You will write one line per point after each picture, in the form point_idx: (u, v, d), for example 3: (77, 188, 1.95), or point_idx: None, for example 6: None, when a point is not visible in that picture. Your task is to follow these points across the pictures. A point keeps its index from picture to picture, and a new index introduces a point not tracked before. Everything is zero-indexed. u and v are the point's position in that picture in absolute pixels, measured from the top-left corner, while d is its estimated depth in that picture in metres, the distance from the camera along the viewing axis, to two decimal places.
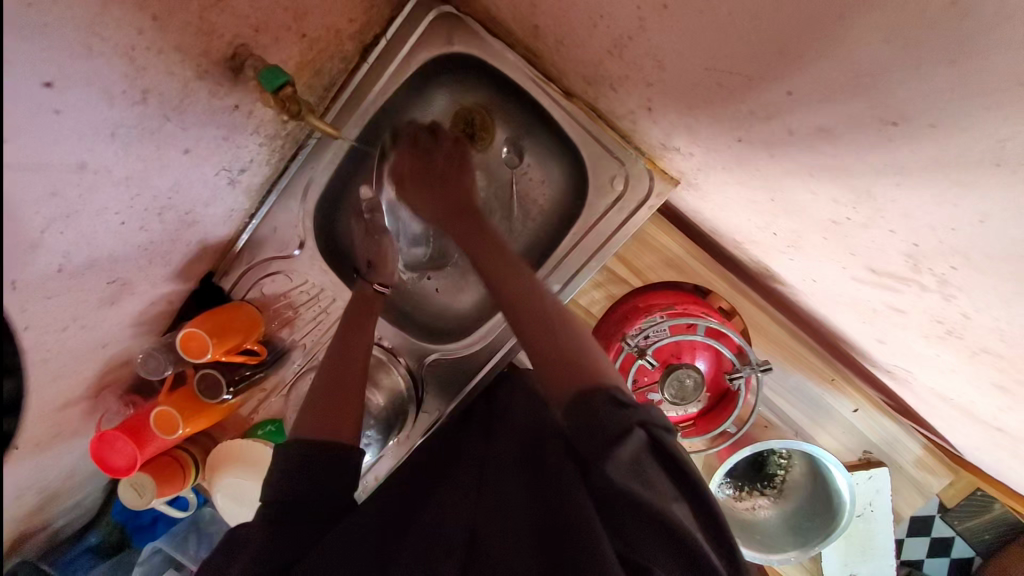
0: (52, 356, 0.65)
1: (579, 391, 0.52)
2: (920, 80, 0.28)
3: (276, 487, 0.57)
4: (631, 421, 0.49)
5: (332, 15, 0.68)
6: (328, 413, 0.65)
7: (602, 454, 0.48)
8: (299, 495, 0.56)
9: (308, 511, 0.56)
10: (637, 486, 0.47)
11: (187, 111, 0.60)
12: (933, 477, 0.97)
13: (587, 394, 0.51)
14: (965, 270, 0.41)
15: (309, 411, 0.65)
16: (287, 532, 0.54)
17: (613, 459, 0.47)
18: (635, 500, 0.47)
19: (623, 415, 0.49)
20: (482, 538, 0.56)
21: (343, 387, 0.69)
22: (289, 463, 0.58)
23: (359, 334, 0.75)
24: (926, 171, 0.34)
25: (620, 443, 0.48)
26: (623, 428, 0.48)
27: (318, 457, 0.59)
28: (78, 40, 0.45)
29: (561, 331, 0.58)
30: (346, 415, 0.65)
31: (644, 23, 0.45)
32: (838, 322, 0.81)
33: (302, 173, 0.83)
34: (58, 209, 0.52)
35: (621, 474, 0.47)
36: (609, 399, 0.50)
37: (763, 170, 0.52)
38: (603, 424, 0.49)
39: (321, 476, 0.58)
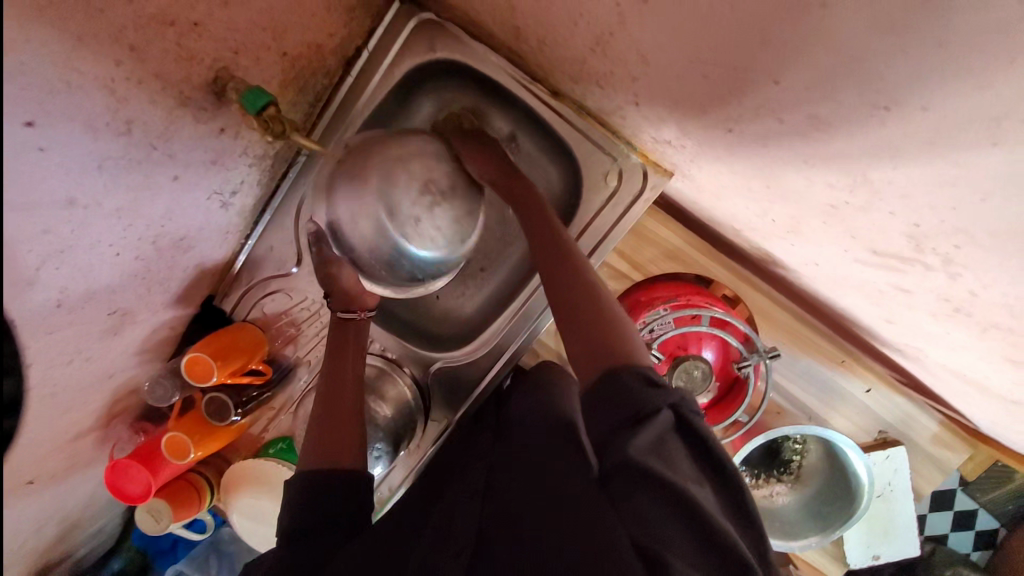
0: (58, 390, 0.65)
1: (612, 370, 0.54)
2: (907, 61, 0.28)
3: (289, 518, 0.59)
4: (660, 401, 0.51)
5: (313, 30, 0.68)
6: (328, 442, 0.67)
7: (627, 430, 0.50)
8: (310, 524, 0.58)
9: (321, 538, 0.58)
10: (660, 463, 0.48)
11: (173, 138, 0.60)
12: (952, 453, 0.95)
13: (621, 370, 0.54)
14: (969, 247, 0.40)
15: (311, 442, 0.67)
16: (301, 560, 0.56)
17: (638, 435, 0.49)
18: (656, 479, 0.47)
19: (655, 394, 0.52)
20: (491, 535, 0.53)
21: (341, 417, 0.70)
22: (301, 494, 0.60)
23: (349, 360, 0.76)
24: (922, 152, 0.33)
25: (645, 423, 0.50)
26: (654, 408, 0.51)
27: (323, 485, 0.61)
28: (56, 78, 0.44)
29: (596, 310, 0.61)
30: (346, 442, 0.67)
31: (623, 19, 0.44)
32: (845, 304, 0.80)
33: (295, 190, 0.83)
34: (52, 246, 0.52)
35: (644, 448, 0.49)
36: (642, 379, 0.53)
37: (756, 158, 0.51)
38: (633, 400, 0.51)
39: (330, 502, 0.60)
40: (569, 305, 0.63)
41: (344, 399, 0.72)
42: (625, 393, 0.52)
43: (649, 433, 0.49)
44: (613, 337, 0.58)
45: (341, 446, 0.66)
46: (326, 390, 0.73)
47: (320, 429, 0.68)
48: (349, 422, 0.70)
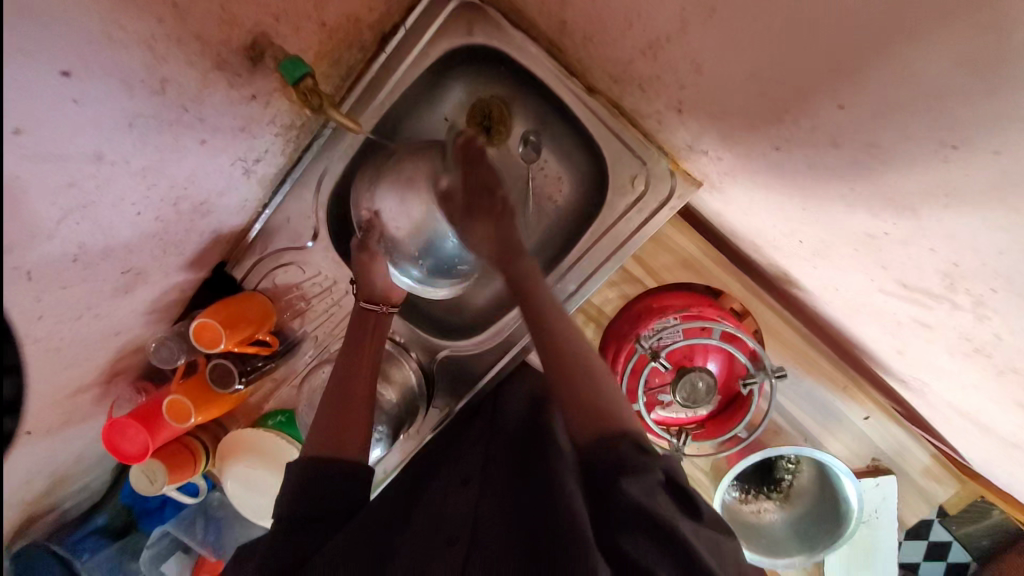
0: (66, 344, 0.64)
1: (605, 439, 0.54)
2: (988, 103, 0.27)
3: (286, 502, 0.60)
4: (651, 464, 0.52)
5: (354, 3, 0.66)
6: (336, 426, 0.68)
7: (622, 477, 0.51)
8: (313, 507, 0.60)
9: (323, 517, 0.60)
10: (655, 509, 0.50)
11: (205, 102, 0.59)
12: (942, 488, 0.97)
13: (610, 439, 0.53)
14: (1004, 292, 0.40)
15: (317, 429, 0.68)
16: (301, 536, 0.58)
17: (629, 482, 0.51)
18: (653, 523, 0.49)
19: (646, 462, 0.52)
20: (483, 536, 0.57)
21: (347, 400, 0.70)
22: (298, 481, 0.61)
23: (369, 344, 0.76)
24: (980, 196, 0.33)
25: (635, 477, 0.51)
26: (643, 467, 0.52)
27: (327, 472, 0.62)
28: (98, 28, 0.43)
29: (580, 378, 0.57)
30: (355, 428, 0.68)
31: (685, 25, 0.43)
32: (857, 331, 0.80)
33: (318, 163, 0.82)
34: (74, 200, 0.51)
35: (637, 494, 0.50)
36: (632, 446, 0.53)
37: (798, 181, 0.50)
38: (621, 464, 0.52)
39: (333, 486, 0.62)
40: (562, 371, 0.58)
41: (357, 387, 0.72)
42: (614, 457, 0.52)
43: (642, 485, 0.51)
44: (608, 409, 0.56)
45: (348, 432, 0.68)
46: (342, 373, 0.73)
47: (330, 411, 0.69)
48: (359, 406, 0.70)
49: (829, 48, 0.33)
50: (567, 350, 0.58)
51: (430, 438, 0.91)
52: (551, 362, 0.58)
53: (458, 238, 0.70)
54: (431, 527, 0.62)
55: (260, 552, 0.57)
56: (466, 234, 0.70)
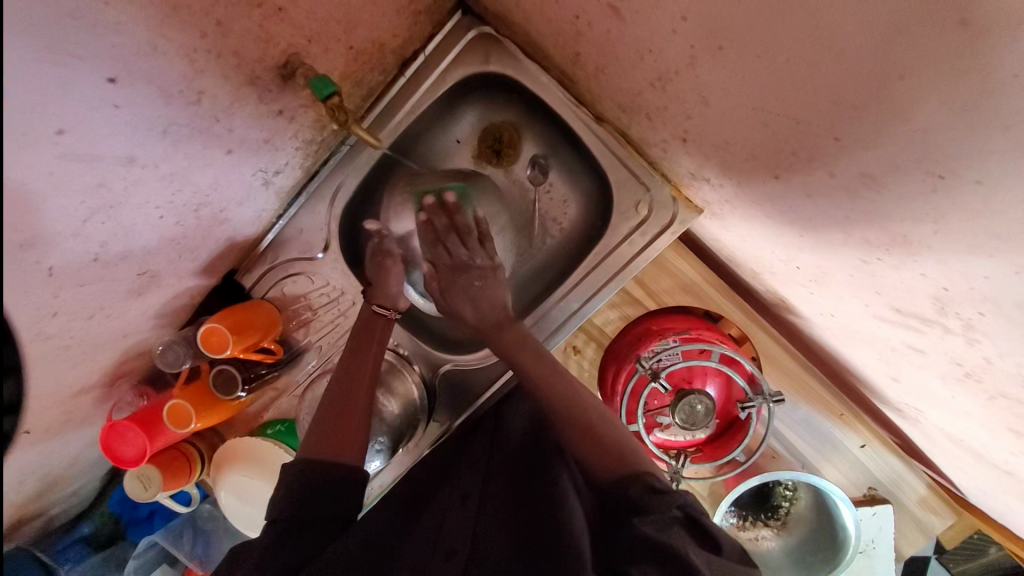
0: (76, 342, 0.65)
1: (617, 480, 0.58)
2: (973, 136, 0.30)
3: (279, 505, 0.59)
4: (668, 502, 0.55)
5: (380, 29, 0.70)
6: (336, 431, 0.67)
7: (637, 516, 0.54)
8: (309, 513, 0.59)
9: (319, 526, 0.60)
10: (672, 544, 0.51)
11: (234, 114, 0.61)
12: (938, 520, 0.97)
13: (626, 478, 0.58)
14: (992, 317, 0.42)
15: (315, 432, 0.67)
16: (296, 538, 0.58)
17: (644, 520, 0.53)
18: (671, 560, 0.50)
19: (662, 500, 0.55)
20: (483, 551, 0.58)
21: (346, 405, 0.70)
22: (295, 485, 0.60)
23: (373, 353, 0.75)
24: (964, 222, 0.36)
25: (651, 516, 0.54)
26: (660, 506, 0.54)
27: (322, 477, 0.61)
28: (145, 40, 0.46)
29: (598, 428, 0.63)
30: (354, 432, 0.67)
31: (693, 60, 0.47)
32: (853, 359, 0.82)
33: (334, 178, 0.85)
34: (103, 200, 0.53)
35: (653, 530, 0.52)
36: (647, 486, 0.56)
37: (796, 208, 0.53)
38: (638, 506, 0.55)
39: (331, 493, 0.61)
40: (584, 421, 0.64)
41: (359, 392, 0.71)
42: (630, 498, 0.56)
43: (657, 521, 0.53)
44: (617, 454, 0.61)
45: (349, 437, 0.67)
46: (344, 379, 0.72)
47: (330, 413, 0.68)
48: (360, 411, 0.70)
49: (829, 84, 0.36)
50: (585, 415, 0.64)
51: (427, 453, 0.90)
52: (566, 425, 0.65)
53: (449, 269, 0.71)
54: (430, 545, 0.61)
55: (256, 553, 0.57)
56: (459, 270, 0.71)
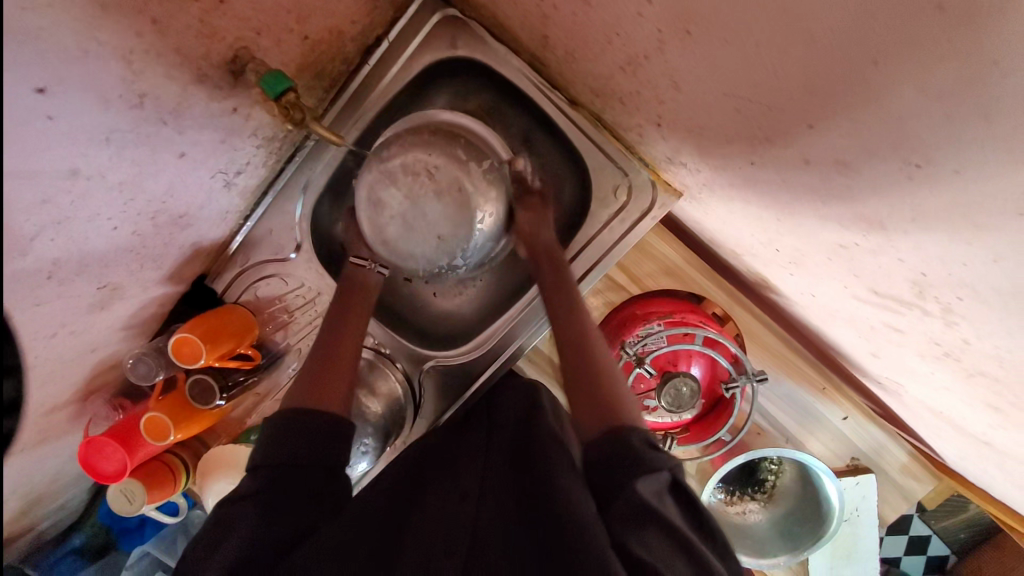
0: (40, 362, 0.62)
1: (613, 431, 0.56)
2: (948, 126, 0.29)
3: (262, 460, 0.57)
4: (662, 461, 0.53)
5: (336, 16, 0.66)
6: (317, 385, 0.65)
7: (634, 476, 0.52)
8: (289, 465, 0.57)
9: (299, 500, 0.56)
10: (665, 510, 0.50)
11: (184, 115, 0.58)
12: (918, 485, 1.00)
13: (622, 430, 0.56)
14: (970, 300, 0.42)
15: (300, 384, 0.66)
16: (279, 509, 0.55)
17: (643, 481, 0.51)
18: (665, 524, 0.49)
19: (657, 456, 0.53)
20: (483, 536, 0.57)
21: (330, 358, 0.69)
22: (274, 438, 0.59)
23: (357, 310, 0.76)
24: (940, 212, 0.35)
25: (647, 476, 0.51)
26: (654, 466, 0.52)
27: (298, 426, 0.60)
28: (74, 44, 0.43)
29: (600, 373, 0.64)
30: (336, 389, 0.66)
31: (662, 45, 0.45)
32: (835, 337, 0.83)
33: (300, 175, 0.82)
34: (49, 216, 0.50)
35: (650, 494, 0.50)
36: (643, 440, 0.55)
37: (773, 193, 0.52)
38: (636, 458, 0.53)
39: (308, 442, 0.59)
40: (592, 354, 0.66)
41: (343, 349, 0.70)
42: (629, 449, 0.53)
43: (654, 487, 0.51)
44: (613, 398, 0.61)
45: (331, 391, 0.66)
46: (323, 344, 0.71)
47: (315, 370, 0.67)
48: (344, 366, 0.69)
49: (802, 71, 0.35)
50: (593, 352, 0.66)
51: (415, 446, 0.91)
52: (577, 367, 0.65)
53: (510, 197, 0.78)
54: (427, 532, 0.59)
55: (244, 536, 0.52)
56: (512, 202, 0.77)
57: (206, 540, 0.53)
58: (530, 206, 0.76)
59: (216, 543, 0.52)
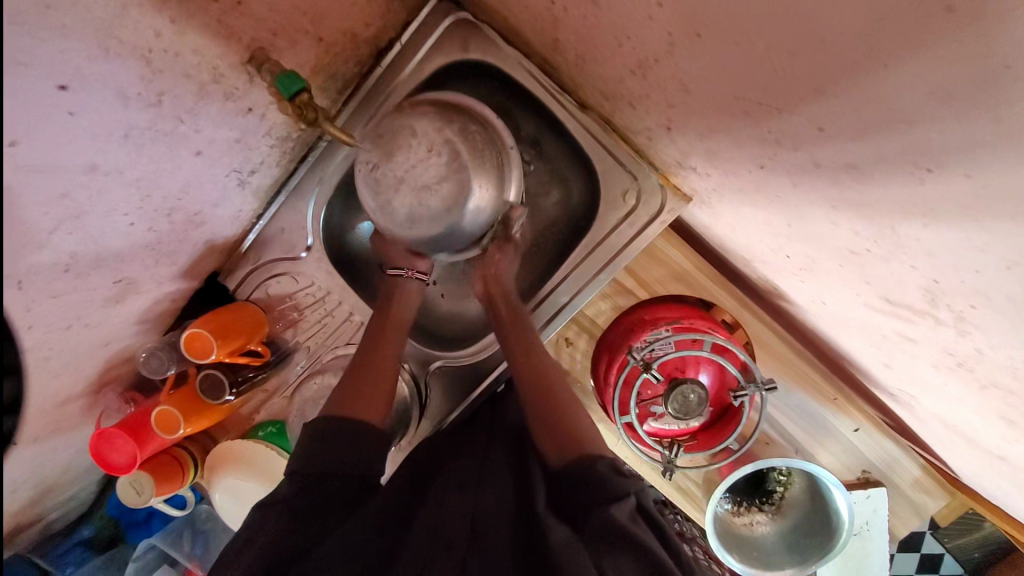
0: (55, 353, 0.64)
1: (580, 458, 0.57)
2: (959, 128, 0.29)
3: (299, 462, 0.59)
4: (629, 486, 0.54)
5: (351, 19, 0.68)
6: (357, 397, 0.66)
7: (605, 502, 0.52)
8: (317, 470, 0.58)
9: (321, 508, 0.57)
10: (639, 533, 0.50)
11: (200, 114, 0.59)
12: (931, 500, 0.97)
13: (587, 458, 0.57)
14: (983, 309, 0.41)
15: (338, 391, 0.67)
16: (298, 513, 0.56)
17: (615, 507, 0.52)
18: (640, 551, 0.49)
19: (625, 480, 0.55)
20: (482, 535, 0.56)
21: (374, 364, 0.71)
22: (312, 440, 0.60)
23: (394, 316, 0.77)
24: (953, 216, 0.34)
25: (618, 500, 0.53)
26: (622, 491, 0.53)
27: (335, 433, 0.61)
28: (95, 42, 0.44)
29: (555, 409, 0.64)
30: (375, 396, 0.67)
31: (672, 47, 0.45)
32: (846, 345, 0.81)
33: (313, 175, 0.83)
34: (67, 211, 0.51)
35: (624, 519, 0.51)
36: (609, 465, 0.56)
37: (783, 197, 0.52)
38: (602, 486, 0.54)
39: (340, 450, 0.60)
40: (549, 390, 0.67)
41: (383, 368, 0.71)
42: (592, 474, 0.55)
43: (628, 512, 0.52)
44: (575, 429, 0.62)
45: (370, 399, 0.67)
46: (366, 347, 0.73)
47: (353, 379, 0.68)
48: (384, 374, 0.70)
49: (813, 72, 0.35)
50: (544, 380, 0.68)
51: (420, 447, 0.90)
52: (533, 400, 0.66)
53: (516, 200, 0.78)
54: (431, 524, 0.58)
55: (264, 540, 0.53)
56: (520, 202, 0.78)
57: (234, 541, 0.55)
58: (502, 249, 0.77)
59: (246, 537, 0.54)
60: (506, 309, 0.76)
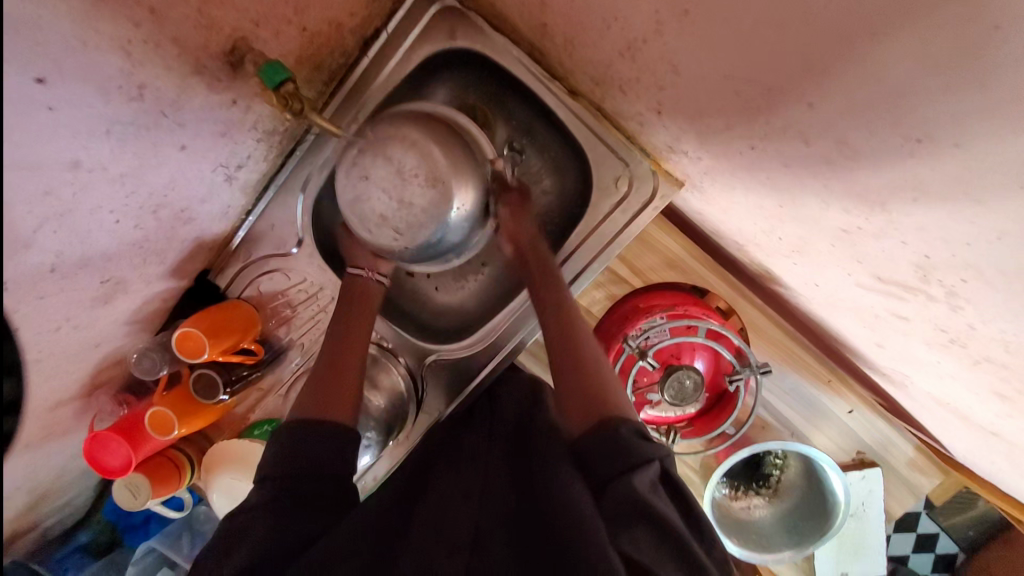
0: (44, 356, 0.63)
1: (604, 422, 0.56)
2: (947, 97, 0.29)
3: (284, 459, 0.58)
4: (650, 451, 0.53)
5: (335, 8, 0.67)
6: (327, 390, 0.65)
7: (627, 471, 0.52)
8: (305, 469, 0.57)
9: (315, 507, 0.56)
10: (658, 504, 0.50)
11: (185, 108, 0.58)
12: (926, 479, 0.98)
13: (612, 421, 0.55)
14: (975, 283, 0.41)
15: (305, 394, 0.65)
16: (293, 516, 0.54)
17: (636, 476, 0.51)
18: (657, 519, 0.49)
19: (647, 445, 0.54)
20: (486, 538, 0.55)
21: (338, 362, 0.69)
22: (298, 438, 0.59)
23: (358, 319, 0.74)
24: (943, 188, 0.34)
25: (639, 470, 0.52)
26: (645, 457, 0.53)
27: (328, 433, 0.60)
28: (73, 34, 0.43)
29: (588, 363, 0.63)
30: (343, 395, 0.65)
31: (660, 27, 0.45)
32: (839, 327, 0.82)
33: (301, 169, 0.82)
34: (51, 209, 0.51)
35: (643, 489, 0.51)
36: (632, 431, 0.55)
37: (774, 178, 0.52)
38: (625, 451, 0.53)
39: (324, 449, 0.59)
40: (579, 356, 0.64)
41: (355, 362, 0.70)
42: (618, 441, 0.53)
43: (647, 481, 0.51)
44: (603, 389, 0.60)
45: (338, 400, 0.65)
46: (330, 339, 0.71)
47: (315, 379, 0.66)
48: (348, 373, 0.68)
49: (801, 47, 0.34)
50: (570, 333, 0.66)
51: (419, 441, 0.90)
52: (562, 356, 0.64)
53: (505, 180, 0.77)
54: (431, 529, 0.58)
55: (256, 538, 0.53)
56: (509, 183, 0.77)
57: (223, 540, 0.54)
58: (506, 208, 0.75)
59: (227, 547, 0.53)
60: (536, 260, 0.73)
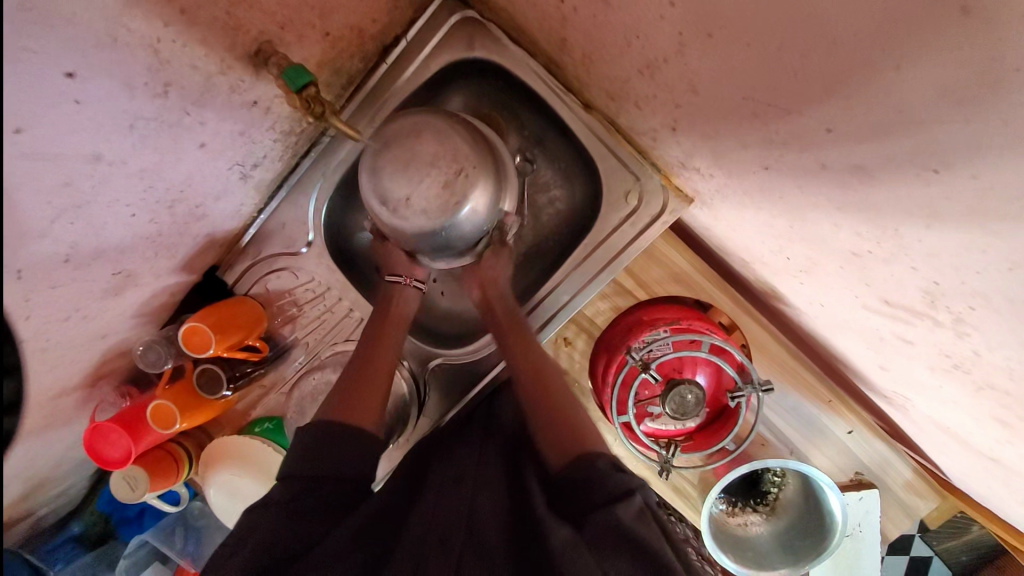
0: (51, 346, 0.63)
1: (581, 458, 0.57)
2: (966, 130, 0.29)
3: (292, 465, 0.58)
4: (632, 483, 0.54)
5: (358, 14, 0.68)
6: (353, 402, 0.65)
7: (612, 502, 0.52)
8: (308, 477, 0.57)
9: (311, 512, 0.55)
10: (643, 533, 0.50)
11: (206, 106, 0.59)
12: (922, 502, 0.98)
13: (587, 458, 0.57)
14: (983, 310, 0.41)
15: (331, 401, 0.66)
16: (299, 516, 0.54)
17: (620, 509, 0.51)
18: (641, 548, 0.49)
19: (626, 478, 0.55)
20: (479, 538, 0.55)
21: (370, 374, 0.69)
22: (309, 443, 0.59)
23: (388, 334, 0.74)
24: (956, 217, 0.35)
25: (623, 501, 0.52)
26: (626, 489, 0.53)
27: (336, 437, 0.60)
28: (105, 31, 0.44)
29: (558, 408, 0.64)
30: (369, 404, 0.66)
31: (682, 47, 0.45)
32: (843, 348, 0.82)
33: (315, 170, 0.82)
34: (69, 200, 0.51)
35: (629, 519, 0.51)
36: (609, 464, 0.56)
37: (786, 199, 0.52)
38: (603, 485, 0.54)
39: (330, 456, 0.58)
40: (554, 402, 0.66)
41: (380, 366, 0.71)
42: (595, 474, 0.55)
43: (633, 511, 0.52)
44: (579, 431, 0.62)
45: (365, 410, 0.65)
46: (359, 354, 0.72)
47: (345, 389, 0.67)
48: (373, 389, 0.68)
49: (824, 74, 0.35)
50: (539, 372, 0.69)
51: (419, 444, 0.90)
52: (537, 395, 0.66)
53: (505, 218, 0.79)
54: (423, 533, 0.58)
55: (258, 540, 0.52)
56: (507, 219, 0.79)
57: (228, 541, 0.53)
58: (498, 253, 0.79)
59: (229, 550, 0.53)
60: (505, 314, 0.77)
